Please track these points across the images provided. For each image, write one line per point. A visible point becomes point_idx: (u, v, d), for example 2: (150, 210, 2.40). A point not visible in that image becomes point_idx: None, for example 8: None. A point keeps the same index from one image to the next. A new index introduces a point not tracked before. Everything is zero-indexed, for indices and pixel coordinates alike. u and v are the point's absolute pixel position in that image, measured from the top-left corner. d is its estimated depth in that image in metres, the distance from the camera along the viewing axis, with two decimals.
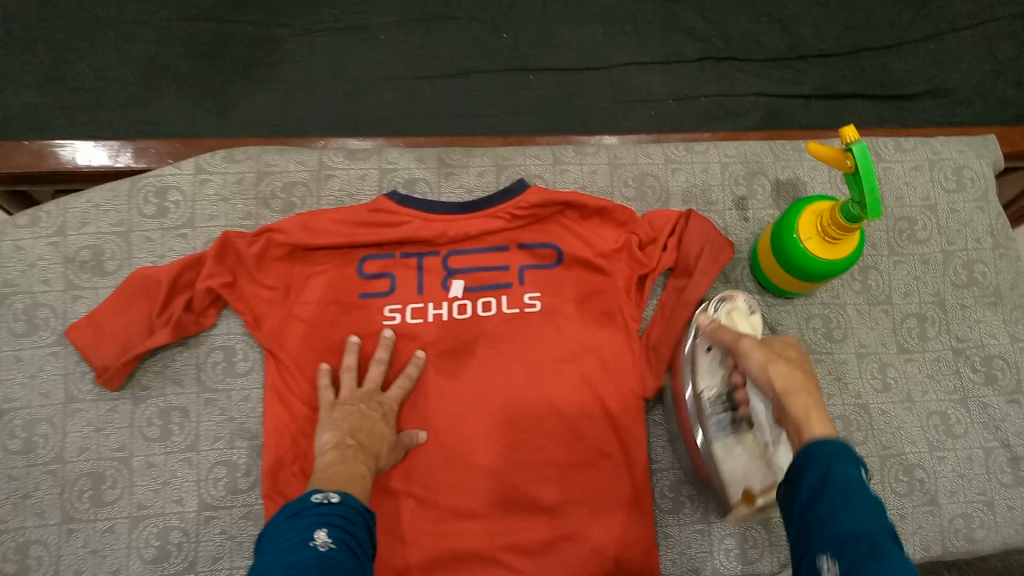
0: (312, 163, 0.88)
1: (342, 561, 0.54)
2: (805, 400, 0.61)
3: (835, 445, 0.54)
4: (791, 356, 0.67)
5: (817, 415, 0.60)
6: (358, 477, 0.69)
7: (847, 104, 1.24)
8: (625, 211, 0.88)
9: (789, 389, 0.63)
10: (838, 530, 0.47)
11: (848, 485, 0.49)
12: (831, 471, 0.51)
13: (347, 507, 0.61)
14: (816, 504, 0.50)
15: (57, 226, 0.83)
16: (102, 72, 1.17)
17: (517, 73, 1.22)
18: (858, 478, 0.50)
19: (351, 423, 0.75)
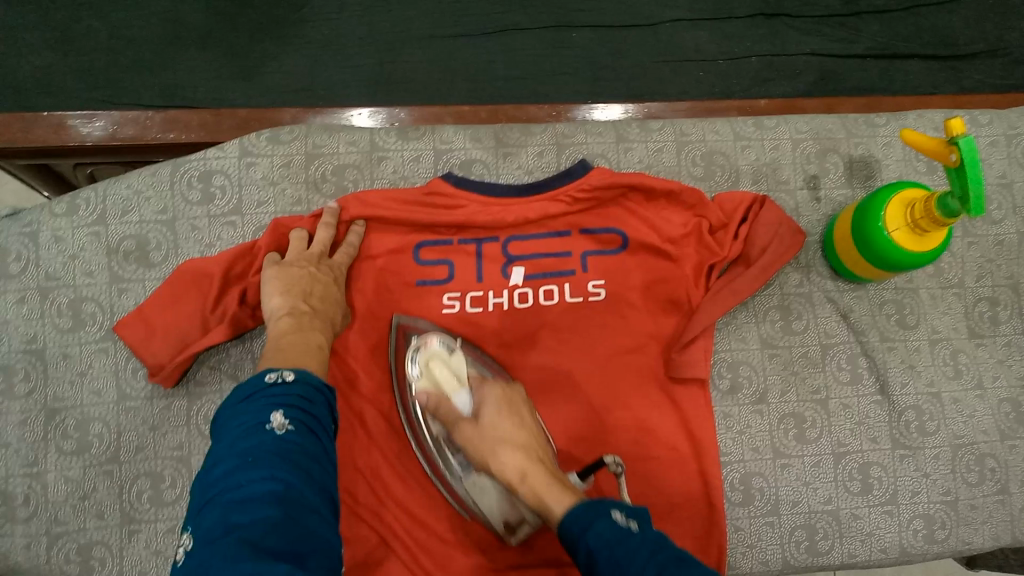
0: (364, 144, 0.83)
1: (303, 447, 0.55)
2: (537, 485, 0.62)
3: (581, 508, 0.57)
4: (505, 429, 0.68)
5: (538, 482, 0.63)
6: (314, 347, 0.68)
7: (901, 66, 1.14)
8: (697, 196, 0.82)
9: (523, 480, 0.64)
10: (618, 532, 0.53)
11: (608, 537, 0.53)
12: (590, 539, 0.53)
13: (305, 386, 0.60)
14: (598, 567, 0.52)
15: (97, 215, 0.79)
16: (115, 31, 1.08)
17: (558, 31, 1.12)
18: (612, 530, 0.53)
19: (302, 284, 0.72)
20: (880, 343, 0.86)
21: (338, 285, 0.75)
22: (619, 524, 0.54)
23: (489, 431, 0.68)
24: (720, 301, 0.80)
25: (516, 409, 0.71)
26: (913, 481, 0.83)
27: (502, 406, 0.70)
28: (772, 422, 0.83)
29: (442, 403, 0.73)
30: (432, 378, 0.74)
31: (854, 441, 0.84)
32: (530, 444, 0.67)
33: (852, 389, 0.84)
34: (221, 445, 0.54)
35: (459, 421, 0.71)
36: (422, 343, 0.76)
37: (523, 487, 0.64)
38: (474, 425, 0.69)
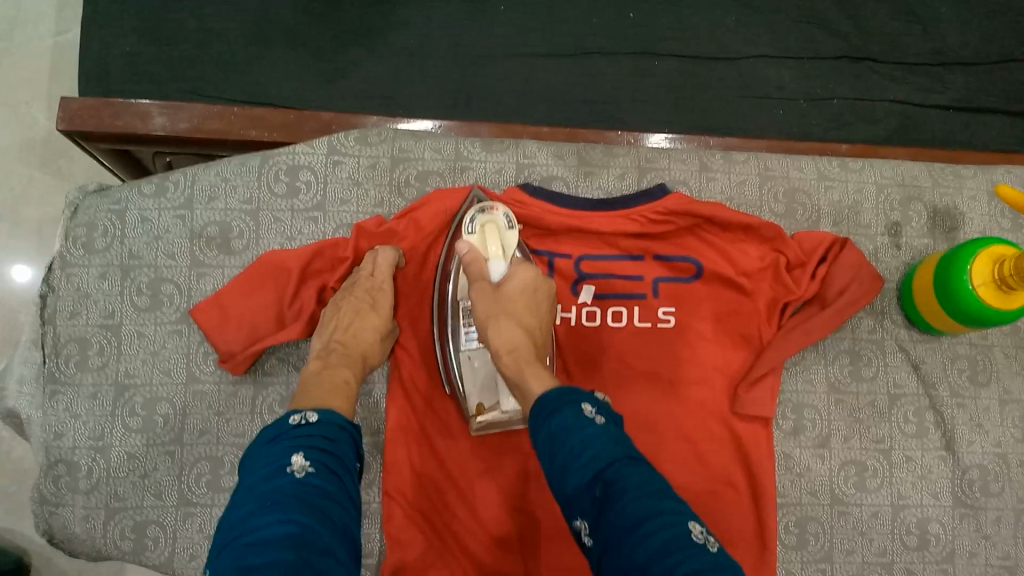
0: (449, 151, 0.84)
1: (324, 490, 0.54)
2: (521, 362, 0.65)
3: (558, 394, 0.59)
4: (519, 305, 0.70)
5: (529, 368, 0.64)
6: (339, 382, 0.68)
7: (983, 121, 1.13)
8: (776, 231, 0.82)
9: (511, 351, 0.66)
10: (574, 419, 0.55)
11: (570, 425, 0.54)
12: (552, 427, 0.55)
13: (329, 426, 0.60)
14: (556, 453, 0.54)
15: (185, 199, 0.81)
16: (207, 22, 1.10)
17: (641, 58, 1.12)
18: (575, 419, 0.55)
19: (335, 322, 0.74)
20: (950, 398, 0.84)
21: (375, 312, 0.74)
22: (579, 410, 0.56)
23: (502, 300, 0.70)
24: (790, 340, 0.79)
25: (539, 294, 0.71)
26: (973, 542, 0.82)
27: (529, 285, 0.71)
28: (833, 467, 0.82)
29: (477, 262, 0.73)
30: (481, 236, 0.74)
31: (915, 495, 0.82)
32: (533, 330, 0.69)
33: (918, 442, 0.83)
34: (240, 488, 0.54)
35: (481, 281, 0.72)
36: (488, 206, 0.77)
37: (507, 358, 0.66)
38: (492, 291, 0.71)
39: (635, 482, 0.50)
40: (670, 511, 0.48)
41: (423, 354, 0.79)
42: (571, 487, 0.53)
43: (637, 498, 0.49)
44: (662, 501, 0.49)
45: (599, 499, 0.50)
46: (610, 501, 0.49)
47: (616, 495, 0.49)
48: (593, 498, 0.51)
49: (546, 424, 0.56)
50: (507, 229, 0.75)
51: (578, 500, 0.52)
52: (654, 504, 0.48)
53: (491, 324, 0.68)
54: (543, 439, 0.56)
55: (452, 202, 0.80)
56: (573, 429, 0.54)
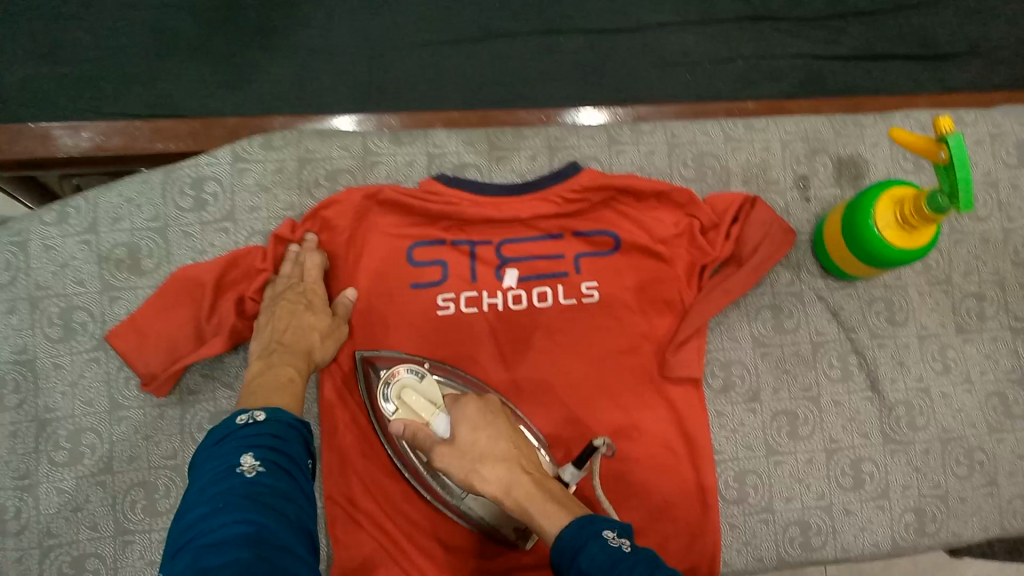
0: (357, 148, 0.83)
1: (277, 488, 0.54)
2: (523, 499, 0.62)
3: (575, 526, 0.57)
4: (482, 443, 0.65)
5: (539, 510, 0.60)
6: (282, 381, 0.68)
7: (884, 67, 1.16)
8: (685, 195, 0.83)
9: (508, 494, 0.63)
10: (605, 557, 0.53)
11: (602, 562, 0.53)
12: (582, 565, 0.53)
13: (275, 425, 0.60)
14: None
15: (89, 223, 0.79)
16: (102, 40, 1.07)
17: (547, 36, 1.13)
18: (604, 553, 0.53)
19: (273, 327, 0.74)
20: (870, 340, 0.87)
21: (310, 310, 0.74)
22: (608, 544, 0.54)
23: (466, 449, 0.65)
24: (712, 301, 0.81)
25: (491, 417, 0.68)
26: (904, 475, 0.84)
27: (477, 418, 0.67)
28: (765, 419, 0.84)
29: (419, 433, 0.69)
30: (405, 408, 0.71)
31: (846, 437, 0.84)
32: (512, 452, 0.65)
33: (843, 386, 0.85)
34: (190, 494, 0.53)
35: (435, 444, 0.67)
36: (392, 375, 0.74)
37: (509, 501, 0.63)
38: (451, 447, 0.66)
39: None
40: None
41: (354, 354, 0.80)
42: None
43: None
44: None
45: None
46: None
47: None
48: None
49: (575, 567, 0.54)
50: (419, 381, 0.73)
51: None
52: None
53: (478, 479, 0.64)
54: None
55: (357, 196, 0.79)
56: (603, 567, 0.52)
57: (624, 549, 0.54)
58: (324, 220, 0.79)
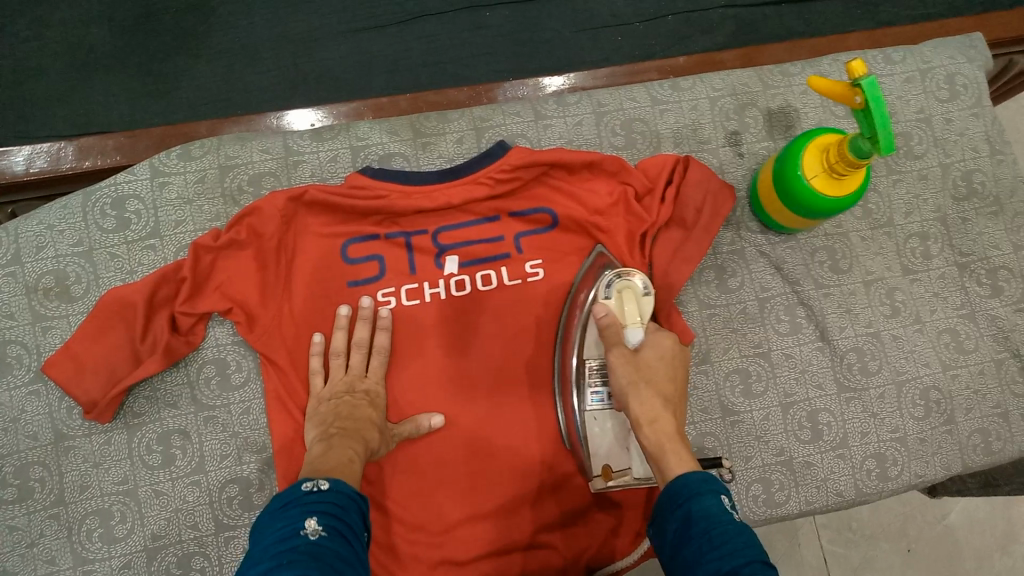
0: (278, 149, 0.84)
1: (338, 553, 0.50)
2: (662, 436, 0.61)
3: (700, 477, 0.55)
4: (659, 374, 0.67)
5: (672, 450, 0.60)
6: (346, 461, 0.65)
7: (817, 8, 1.15)
8: (617, 163, 0.82)
9: (650, 424, 0.62)
10: (714, 509, 0.51)
11: (711, 515, 0.51)
12: (694, 508, 0.52)
13: (338, 495, 0.57)
14: (693, 535, 0.50)
15: (12, 255, 0.80)
16: (16, 62, 1.03)
17: (471, 11, 1.11)
18: (718, 509, 0.52)
19: (334, 413, 0.72)
20: (816, 291, 0.86)
21: (372, 406, 0.73)
22: (723, 504, 0.52)
23: (643, 366, 0.67)
24: (675, 273, 0.80)
25: (676, 364, 0.69)
26: (862, 422, 0.84)
27: (665, 355, 0.69)
28: (718, 380, 0.84)
29: (615, 327, 0.69)
30: (618, 301, 0.71)
31: (800, 390, 0.84)
32: (674, 401, 0.66)
33: (793, 339, 0.85)
34: (251, 554, 0.49)
35: (618, 345, 0.68)
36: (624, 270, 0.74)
37: (646, 428, 0.62)
38: (630, 358, 0.68)
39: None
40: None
41: (295, 356, 0.78)
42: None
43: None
44: None
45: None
46: None
47: None
48: None
49: (683, 512, 0.53)
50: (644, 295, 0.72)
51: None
52: None
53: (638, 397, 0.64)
54: (679, 536, 0.52)
55: (280, 200, 0.77)
56: (711, 514, 0.51)
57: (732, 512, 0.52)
58: (248, 227, 0.77)
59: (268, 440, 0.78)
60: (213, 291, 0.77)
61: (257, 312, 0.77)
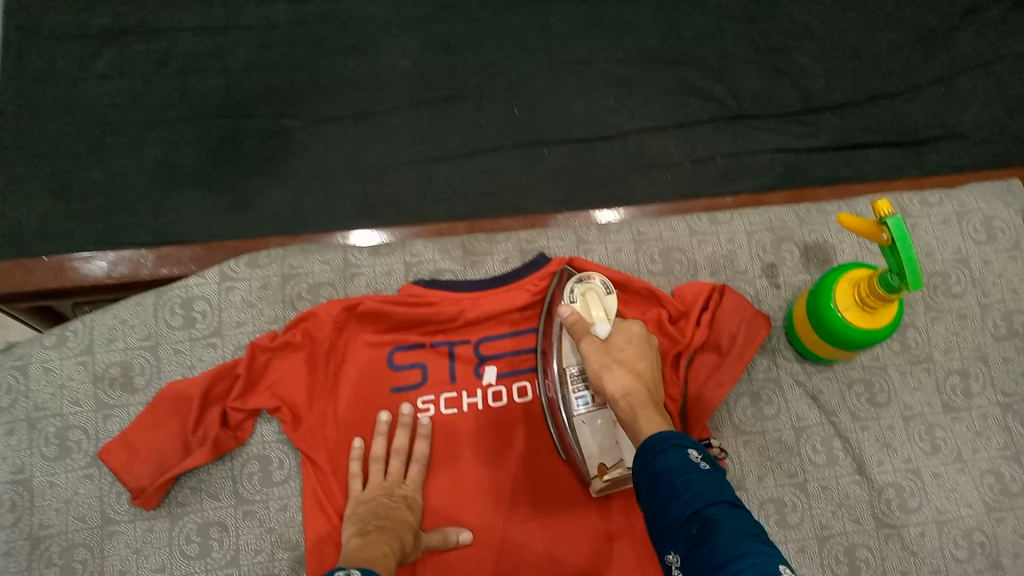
0: (337, 262, 0.90)
1: None
2: (634, 405, 0.64)
3: (665, 435, 0.57)
4: (626, 353, 0.71)
5: (643, 415, 0.63)
6: (380, 554, 0.66)
7: (859, 155, 1.20)
8: (650, 287, 0.85)
9: (625, 396, 0.66)
10: (678, 460, 0.54)
11: (674, 466, 0.53)
12: (657, 465, 0.54)
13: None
14: (659, 489, 0.53)
15: (85, 345, 0.86)
16: (114, 176, 1.15)
17: (529, 147, 1.20)
18: (681, 460, 0.54)
19: (372, 513, 0.73)
20: (853, 423, 0.86)
21: (409, 510, 0.75)
22: (687, 454, 0.54)
23: (612, 350, 0.71)
24: (708, 395, 0.81)
25: (645, 345, 0.73)
26: (902, 561, 0.81)
27: (634, 338, 0.73)
28: (752, 509, 0.82)
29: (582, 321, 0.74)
30: (584, 303, 0.78)
31: (837, 523, 0.82)
32: (645, 375, 0.69)
33: (830, 471, 0.84)
34: None
35: (586, 336, 0.73)
36: (583, 276, 0.81)
37: (622, 402, 0.65)
38: (601, 345, 0.72)
39: (732, 524, 0.48)
40: (772, 563, 0.45)
41: (335, 457, 0.80)
42: (668, 525, 0.51)
43: (731, 536, 0.47)
44: (758, 543, 0.47)
45: (696, 538, 0.48)
46: (705, 543, 0.48)
47: (712, 538, 0.47)
48: (690, 537, 0.49)
49: (648, 466, 0.55)
50: (606, 294, 0.80)
51: (674, 537, 0.51)
52: (751, 546, 0.46)
53: (607, 375, 0.68)
54: (646, 486, 0.55)
55: (335, 308, 0.83)
56: (674, 465, 0.53)
57: (696, 460, 0.54)
58: (303, 330, 0.82)
59: (301, 538, 0.79)
60: (265, 390, 0.81)
61: (303, 412, 0.80)
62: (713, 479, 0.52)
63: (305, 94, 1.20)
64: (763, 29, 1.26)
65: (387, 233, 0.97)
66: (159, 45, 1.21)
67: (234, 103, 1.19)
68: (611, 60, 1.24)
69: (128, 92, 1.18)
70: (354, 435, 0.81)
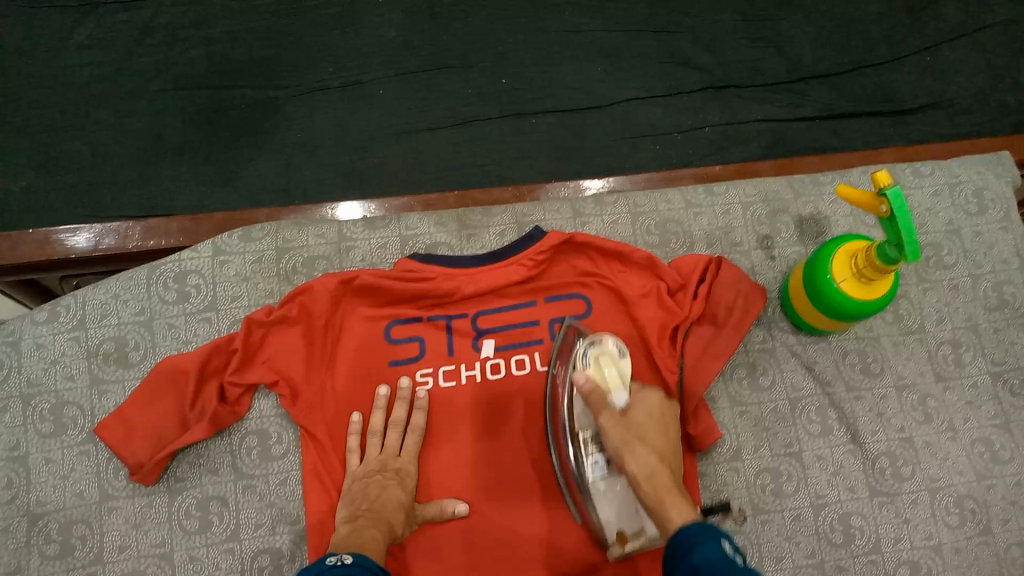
0: (332, 235, 0.89)
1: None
2: (661, 490, 0.65)
3: (693, 527, 0.59)
4: (650, 430, 0.73)
5: (675, 504, 0.63)
6: (367, 541, 0.68)
7: (851, 126, 1.20)
8: (648, 258, 0.85)
9: (649, 479, 0.66)
10: (715, 555, 0.54)
11: (711, 559, 0.53)
12: (695, 559, 0.54)
13: (362, 568, 0.59)
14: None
15: (77, 320, 0.85)
16: (98, 148, 1.12)
17: (520, 118, 1.19)
18: (717, 553, 0.54)
19: (364, 494, 0.74)
20: (847, 393, 0.87)
21: (401, 486, 0.75)
22: (725, 549, 0.55)
23: (633, 426, 0.72)
24: (704, 369, 0.81)
25: (663, 419, 0.75)
26: (895, 528, 0.83)
27: (653, 410, 0.75)
28: (748, 479, 0.84)
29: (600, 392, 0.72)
30: (597, 369, 0.75)
31: (831, 492, 0.83)
32: (665, 455, 0.71)
33: (824, 441, 0.85)
34: None
35: (607, 408, 0.71)
36: (593, 337, 0.77)
37: (647, 485, 0.66)
38: (619, 418, 0.71)
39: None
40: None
41: (333, 431, 0.80)
42: None
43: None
44: None
45: None
46: None
47: None
48: None
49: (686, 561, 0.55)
50: (620, 355, 0.76)
51: None
52: None
53: (631, 456, 0.68)
54: None
55: (331, 282, 0.82)
56: (712, 559, 0.53)
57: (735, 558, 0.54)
58: (300, 305, 0.81)
59: (302, 511, 0.79)
60: (262, 364, 0.81)
61: (301, 387, 0.80)
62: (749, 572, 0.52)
63: (291, 64, 1.18)
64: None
65: (369, 207, 0.95)
66: (140, 15, 1.18)
67: (219, 73, 1.17)
68: (602, 30, 1.22)
69: (109, 61, 1.16)
70: (351, 408, 0.80)
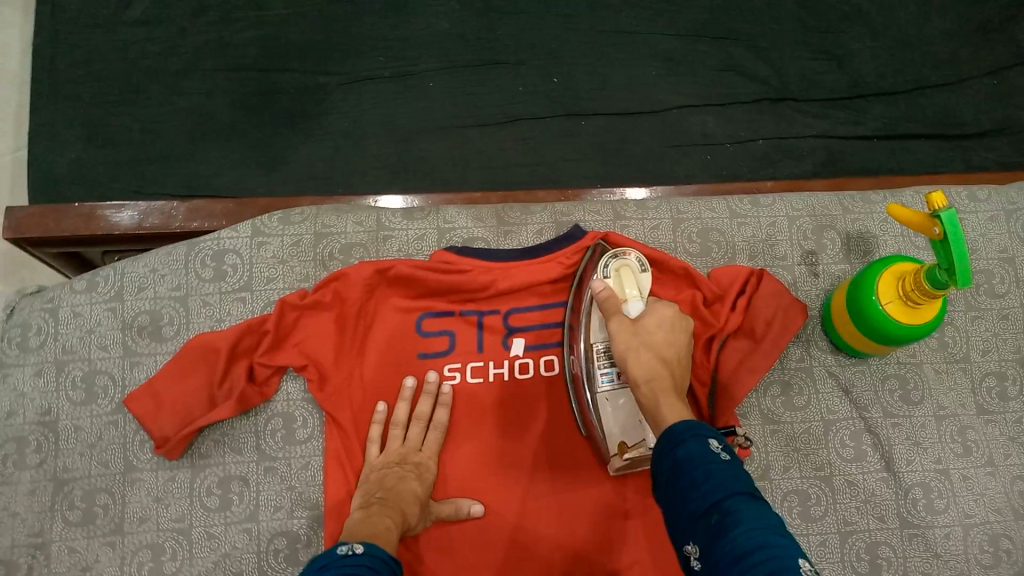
0: (370, 223, 0.89)
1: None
2: (658, 392, 0.65)
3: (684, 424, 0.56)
4: (660, 337, 0.70)
5: (667, 406, 0.63)
6: (382, 528, 0.66)
7: (906, 146, 1.17)
8: (685, 267, 0.84)
9: (649, 381, 0.66)
10: (699, 452, 0.53)
11: (696, 456, 0.52)
12: (679, 455, 0.53)
13: (374, 558, 0.58)
14: (681, 477, 0.52)
15: (115, 292, 0.86)
16: (148, 125, 1.14)
17: (568, 119, 1.18)
18: (702, 450, 0.53)
19: (380, 485, 0.73)
20: (884, 419, 0.85)
21: (418, 480, 0.74)
22: (710, 446, 0.53)
23: (643, 332, 0.70)
24: (739, 381, 0.79)
25: (680, 327, 0.72)
26: (925, 562, 0.80)
27: (666, 321, 0.71)
28: (774, 500, 0.81)
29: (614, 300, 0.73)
30: (618, 279, 0.76)
31: (861, 520, 0.81)
32: (674, 361, 0.69)
33: (857, 466, 0.83)
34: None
35: (617, 316, 0.72)
36: (618, 252, 0.79)
37: (645, 387, 0.65)
38: (631, 324, 0.71)
39: (753, 516, 0.47)
40: (792, 561, 0.43)
41: (359, 419, 0.80)
42: (689, 515, 0.50)
43: (750, 530, 0.46)
44: (778, 536, 0.45)
45: (715, 527, 0.47)
46: (724, 530, 0.47)
47: (730, 525, 0.47)
48: (709, 526, 0.48)
49: (669, 455, 0.54)
50: (641, 270, 0.78)
51: (694, 529, 0.50)
52: (768, 538, 0.45)
53: (632, 357, 0.68)
54: (666, 478, 0.54)
55: (366, 270, 0.82)
56: (697, 455, 0.53)
57: (720, 454, 0.53)
58: (334, 291, 0.81)
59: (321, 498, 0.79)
60: (292, 347, 0.81)
61: (330, 372, 0.79)
62: (733, 470, 0.51)
63: (342, 50, 1.18)
64: (814, 10, 1.22)
65: (412, 199, 0.95)
66: None
67: (271, 56, 1.17)
68: (655, 33, 1.20)
69: (164, 39, 1.17)
70: (377, 397, 0.80)
